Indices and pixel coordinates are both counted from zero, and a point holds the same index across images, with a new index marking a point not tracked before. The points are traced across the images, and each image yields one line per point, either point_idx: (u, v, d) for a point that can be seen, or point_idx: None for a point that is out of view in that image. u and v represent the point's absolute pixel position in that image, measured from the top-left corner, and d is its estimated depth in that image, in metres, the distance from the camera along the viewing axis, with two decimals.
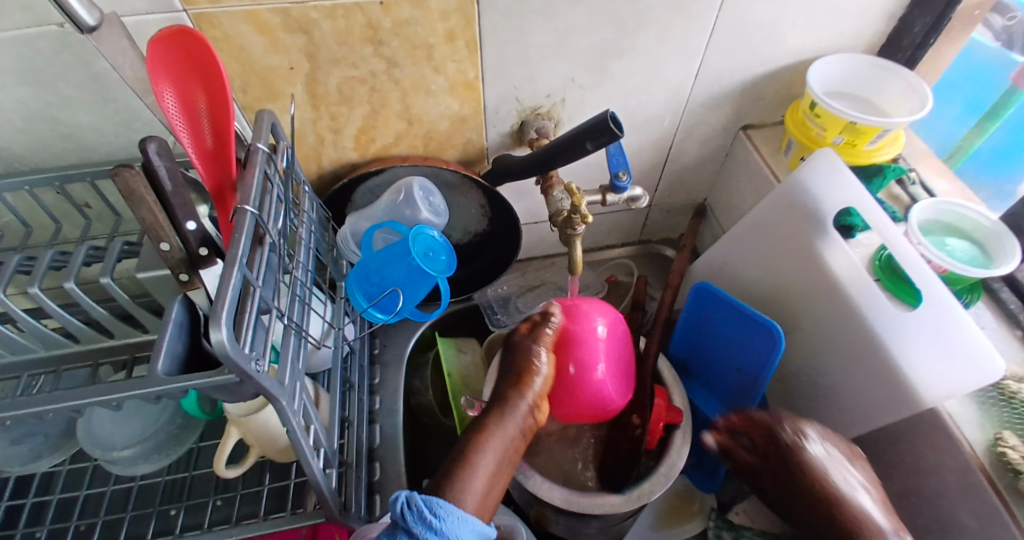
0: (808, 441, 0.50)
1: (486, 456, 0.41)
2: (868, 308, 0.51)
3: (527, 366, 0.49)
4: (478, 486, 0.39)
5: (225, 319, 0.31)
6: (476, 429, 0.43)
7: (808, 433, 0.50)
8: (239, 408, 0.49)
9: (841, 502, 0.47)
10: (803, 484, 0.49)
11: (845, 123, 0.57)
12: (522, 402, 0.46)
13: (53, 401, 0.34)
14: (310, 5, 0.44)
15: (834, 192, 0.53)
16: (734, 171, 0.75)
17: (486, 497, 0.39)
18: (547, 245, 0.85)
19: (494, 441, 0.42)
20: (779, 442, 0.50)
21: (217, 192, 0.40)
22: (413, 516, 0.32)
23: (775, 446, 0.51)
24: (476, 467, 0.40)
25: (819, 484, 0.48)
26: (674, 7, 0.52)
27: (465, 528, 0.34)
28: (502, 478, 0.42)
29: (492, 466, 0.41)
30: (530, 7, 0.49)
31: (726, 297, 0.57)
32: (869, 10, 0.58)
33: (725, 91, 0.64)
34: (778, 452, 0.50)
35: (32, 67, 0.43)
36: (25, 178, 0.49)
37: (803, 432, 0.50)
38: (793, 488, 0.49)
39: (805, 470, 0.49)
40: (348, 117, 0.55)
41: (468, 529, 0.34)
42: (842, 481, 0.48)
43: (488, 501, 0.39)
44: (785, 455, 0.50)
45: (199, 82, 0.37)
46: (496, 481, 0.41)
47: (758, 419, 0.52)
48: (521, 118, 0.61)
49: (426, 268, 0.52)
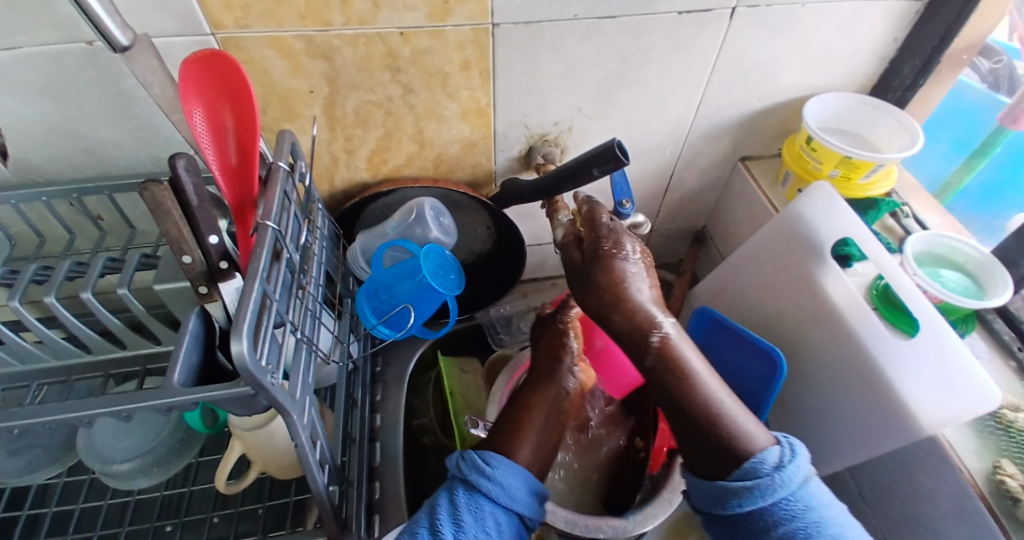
0: (625, 252, 0.46)
1: (535, 414, 0.47)
2: (866, 336, 0.52)
3: (557, 334, 0.54)
4: (532, 437, 0.45)
5: (247, 331, 0.32)
6: (524, 394, 0.49)
7: (624, 245, 0.46)
8: (244, 422, 0.49)
9: (631, 305, 0.44)
10: (601, 294, 0.45)
11: (840, 157, 0.59)
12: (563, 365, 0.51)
13: (66, 410, 0.34)
14: (333, 33, 0.46)
15: (831, 222, 0.56)
16: (732, 200, 0.77)
17: (540, 449, 0.45)
18: (549, 267, 0.87)
19: (541, 400, 0.48)
20: (597, 252, 0.46)
21: (238, 207, 0.41)
22: (471, 465, 0.40)
23: (591, 259, 0.46)
24: (529, 422, 0.46)
25: (619, 282, 0.45)
26: (678, 44, 0.55)
27: (517, 478, 0.40)
28: (555, 432, 0.47)
29: (543, 422, 0.47)
30: (541, 41, 0.51)
31: (725, 320, 0.60)
32: (861, 52, 0.61)
33: (725, 124, 0.67)
34: (596, 265, 0.46)
35: (60, 82, 0.44)
36: (43, 189, 0.50)
37: (622, 245, 0.46)
38: (596, 290, 0.45)
39: (615, 278, 0.45)
40: (362, 139, 0.57)
41: (520, 476, 0.41)
42: (635, 282, 0.45)
43: (544, 447, 0.46)
44: (593, 261, 0.46)
45: (228, 103, 0.39)
46: (549, 436, 0.47)
47: (596, 216, 0.49)
48: (529, 143, 0.63)
49: (435, 285, 0.53)
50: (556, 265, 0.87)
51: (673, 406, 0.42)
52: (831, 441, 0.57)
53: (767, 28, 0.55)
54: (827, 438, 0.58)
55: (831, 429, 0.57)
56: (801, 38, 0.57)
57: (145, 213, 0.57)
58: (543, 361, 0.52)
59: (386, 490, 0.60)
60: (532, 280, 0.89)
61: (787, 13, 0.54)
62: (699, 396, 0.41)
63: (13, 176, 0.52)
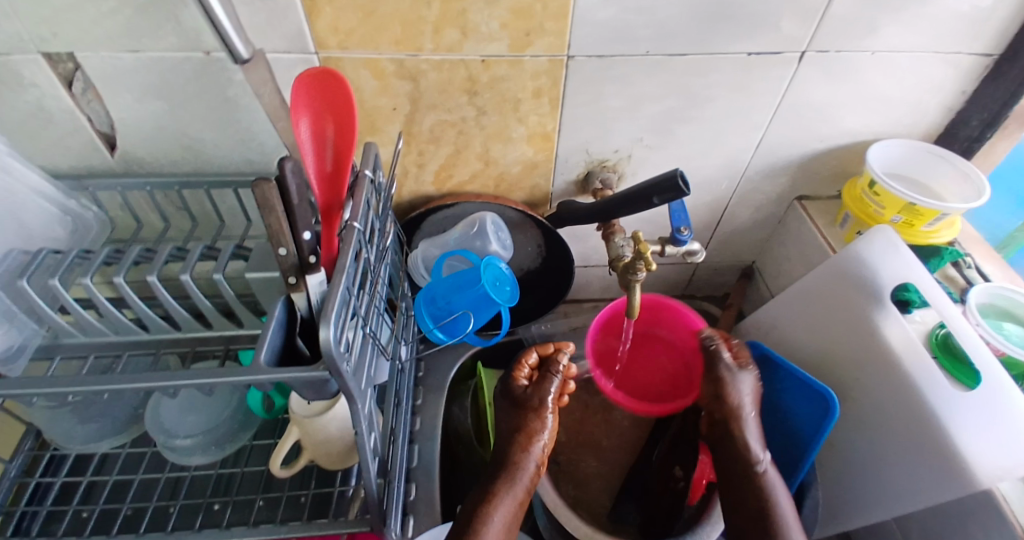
0: (744, 378, 0.54)
1: (506, 492, 0.50)
2: (925, 385, 0.52)
3: (522, 422, 0.54)
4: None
5: (335, 318, 0.35)
6: (489, 482, 0.51)
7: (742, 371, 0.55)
8: (304, 408, 0.52)
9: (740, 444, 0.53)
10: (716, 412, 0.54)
11: (904, 204, 0.60)
12: (526, 458, 0.52)
13: (164, 379, 0.36)
14: (422, 58, 0.50)
15: (890, 267, 0.56)
16: (784, 238, 0.77)
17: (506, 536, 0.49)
18: (593, 290, 0.88)
19: (503, 494, 0.50)
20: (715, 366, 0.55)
21: (325, 209, 0.44)
22: None
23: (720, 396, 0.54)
24: (492, 512, 0.49)
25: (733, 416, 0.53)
26: (742, 84, 0.56)
27: None
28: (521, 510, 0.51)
29: (512, 496, 0.50)
30: (612, 75, 0.54)
31: (775, 356, 0.60)
32: (926, 102, 0.62)
33: (782, 164, 0.68)
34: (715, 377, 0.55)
35: (175, 84, 0.49)
36: (148, 180, 0.55)
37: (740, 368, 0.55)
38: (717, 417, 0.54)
39: (732, 403, 0.54)
40: (432, 154, 0.60)
41: None
42: (751, 417, 0.54)
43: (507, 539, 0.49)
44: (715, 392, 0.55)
45: (331, 115, 0.43)
46: (509, 532, 0.49)
47: (719, 354, 0.55)
48: (588, 168, 0.65)
49: (494, 295, 0.55)
50: (600, 288, 0.88)
51: (747, 518, 0.50)
52: (879, 491, 0.56)
53: (832, 75, 0.57)
54: (878, 487, 0.56)
55: (881, 478, 0.55)
56: (864, 87, 0.58)
57: (231, 208, 0.62)
58: (507, 443, 0.54)
59: (421, 492, 0.60)
60: (573, 302, 0.90)
61: (853, 61, 0.55)
62: (772, 513, 0.49)
63: (118, 166, 0.57)
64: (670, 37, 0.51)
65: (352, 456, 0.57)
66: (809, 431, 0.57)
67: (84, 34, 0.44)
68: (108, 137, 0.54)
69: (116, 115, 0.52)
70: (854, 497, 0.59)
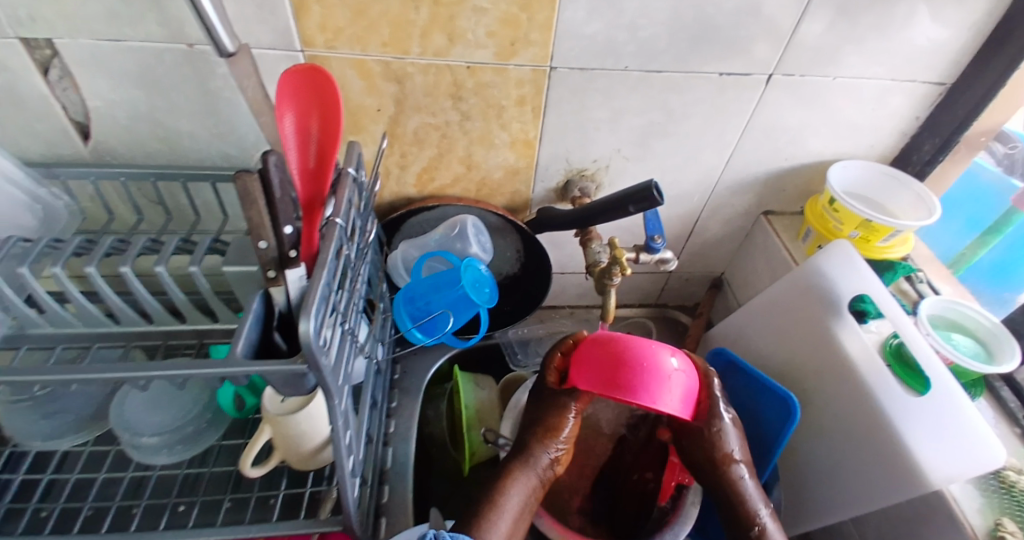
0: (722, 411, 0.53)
1: (510, 504, 0.49)
2: (880, 391, 0.55)
3: (546, 420, 0.54)
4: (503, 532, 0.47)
5: (314, 312, 0.35)
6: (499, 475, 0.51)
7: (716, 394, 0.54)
8: (278, 407, 0.51)
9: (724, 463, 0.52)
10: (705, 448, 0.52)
11: (862, 220, 0.64)
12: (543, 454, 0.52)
13: (136, 371, 0.35)
14: (409, 61, 0.51)
15: (848, 280, 0.60)
16: (752, 251, 0.81)
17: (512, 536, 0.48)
18: (568, 296, 0.90)
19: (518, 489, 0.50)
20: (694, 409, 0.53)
21: (307, 204, 0.44)
22: None
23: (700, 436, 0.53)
24: (506, 503, 0.49)
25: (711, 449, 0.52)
26: (715, 101, 0.59)
27: None
28: (534, 502, 0.51)
29: (517, 507, 0.49)
30: (594, 86, 0.56)
31: (740, 362, 0.64)
32: (883, 126, 0.66)
33: (751, 179, 0.71)
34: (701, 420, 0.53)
35: (155, 75, 0.49)
36: (123, 170, 0.53)
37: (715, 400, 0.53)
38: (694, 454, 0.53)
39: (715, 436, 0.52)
40: (415, 156, 0.61)
41: None
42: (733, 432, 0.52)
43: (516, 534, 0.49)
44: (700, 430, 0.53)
45: (317, 112, 0.43)
46: (519, 524, 0.50)
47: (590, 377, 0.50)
48: (567, 177, 0.67)
49: (473, 296, 0.56)
50: (576, 295, 0.90)
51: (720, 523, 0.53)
52: (836, 495, 0.58)
53: (797, 96, 0.60)
54: (834, 488, 0.59)
55: (840, 477, 0.58)
56: (826, 109, 0.62)
57: (207, 202, 0.61)
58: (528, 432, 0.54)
59: (395, 494, 0.59)
60: (549, 308, 0.92)
61: (817, 84, 0.59)
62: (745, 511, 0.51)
63: (91, 155, 0.56)
64: (651, 51, 0.53)
65: (326, 454, 0.55)
66: (771, 437, 0.59)
67: (64, 20, 0.44)
68: (82, 125, 0.53)
69: (91, 103, 0.51)
70: (813, 498, 0.61)
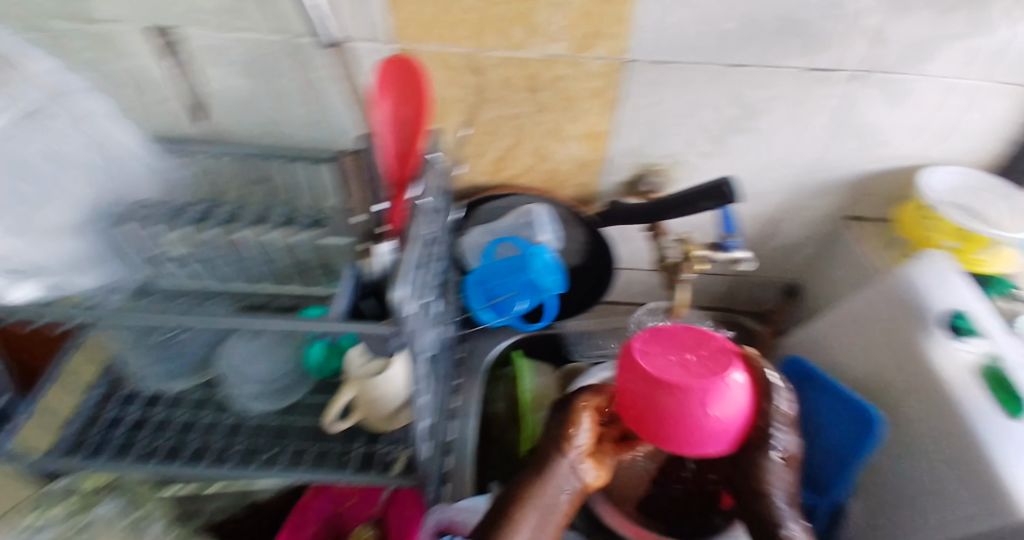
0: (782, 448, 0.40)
1: (520, 532, 0.41)
2: (966, 407, 0.51)
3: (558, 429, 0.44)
4: None
5: (404, 282, 0.39)
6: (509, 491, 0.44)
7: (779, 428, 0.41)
8: (364, 369, 0.56)
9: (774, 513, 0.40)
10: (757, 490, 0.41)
11: (959, 229, 0.60)
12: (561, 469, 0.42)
13: (245, 319, 0.39)
14: (488, 53, 0.53)
15: (940, 294, 0.58)
16: (833, 258, 0.77)
17: None
18: (631, 293, 0.89)
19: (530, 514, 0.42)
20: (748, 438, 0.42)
21: (396, 185, 0.46)
22: None
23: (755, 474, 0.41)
24: (517, 531, 0.41)
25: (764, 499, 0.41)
26: (796, 98, 0.58)
27: None
28: (553, 530, 0.43)
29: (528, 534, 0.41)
30: (670, 81, 0.56)
31: (816, 375, 0.62)
32: (983, 128, 0.61)
33: (833, 181, 0.68)
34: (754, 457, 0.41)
35: (264, 65, 0.54)
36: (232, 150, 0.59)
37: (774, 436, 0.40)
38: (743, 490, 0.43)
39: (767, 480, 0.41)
40: (489, 146, 0.63)
41: None
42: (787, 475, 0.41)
43: None
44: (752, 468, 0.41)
45: (409, 98, 0.45)
46: None
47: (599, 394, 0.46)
48: (639, 171, 0.67)
49: (541, 281, 0.60)
50: (638, 293, 0.89)
51: None
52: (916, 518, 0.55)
53: (885, 96, 0.58)
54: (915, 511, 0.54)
55: (922, 498, 0.54)
56: (918, 108, 0.59)
57: None
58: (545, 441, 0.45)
59: (455, 463, 0.63)
60: (610, 304, 0.92)
61: (907, 83, 0.56)
62: None
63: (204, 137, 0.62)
64: (731, 44, 0.52)
65: (399, 420, 0.58)
66: (847, 453, 0.58)
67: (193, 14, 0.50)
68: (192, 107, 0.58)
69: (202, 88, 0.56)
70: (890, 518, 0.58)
